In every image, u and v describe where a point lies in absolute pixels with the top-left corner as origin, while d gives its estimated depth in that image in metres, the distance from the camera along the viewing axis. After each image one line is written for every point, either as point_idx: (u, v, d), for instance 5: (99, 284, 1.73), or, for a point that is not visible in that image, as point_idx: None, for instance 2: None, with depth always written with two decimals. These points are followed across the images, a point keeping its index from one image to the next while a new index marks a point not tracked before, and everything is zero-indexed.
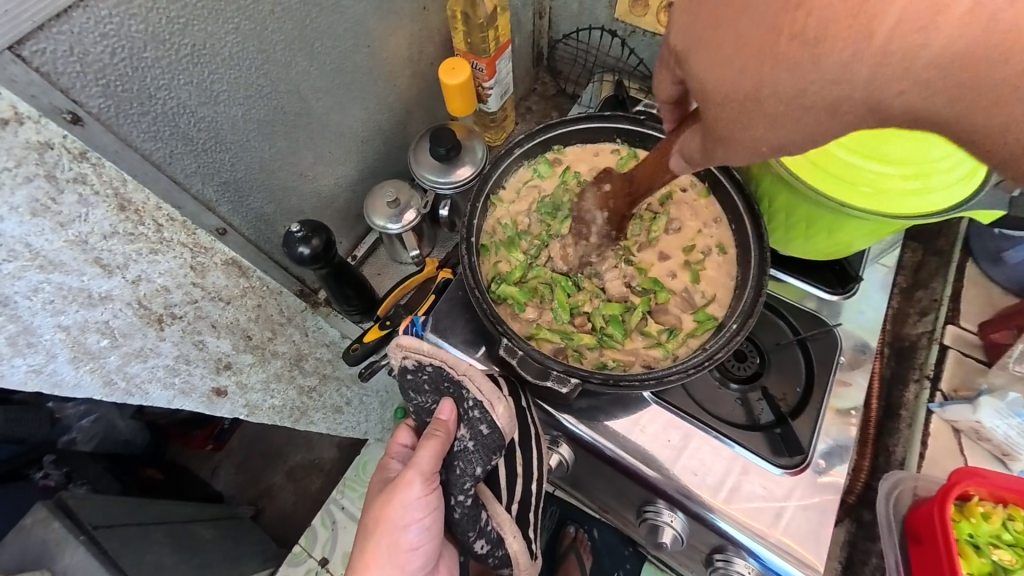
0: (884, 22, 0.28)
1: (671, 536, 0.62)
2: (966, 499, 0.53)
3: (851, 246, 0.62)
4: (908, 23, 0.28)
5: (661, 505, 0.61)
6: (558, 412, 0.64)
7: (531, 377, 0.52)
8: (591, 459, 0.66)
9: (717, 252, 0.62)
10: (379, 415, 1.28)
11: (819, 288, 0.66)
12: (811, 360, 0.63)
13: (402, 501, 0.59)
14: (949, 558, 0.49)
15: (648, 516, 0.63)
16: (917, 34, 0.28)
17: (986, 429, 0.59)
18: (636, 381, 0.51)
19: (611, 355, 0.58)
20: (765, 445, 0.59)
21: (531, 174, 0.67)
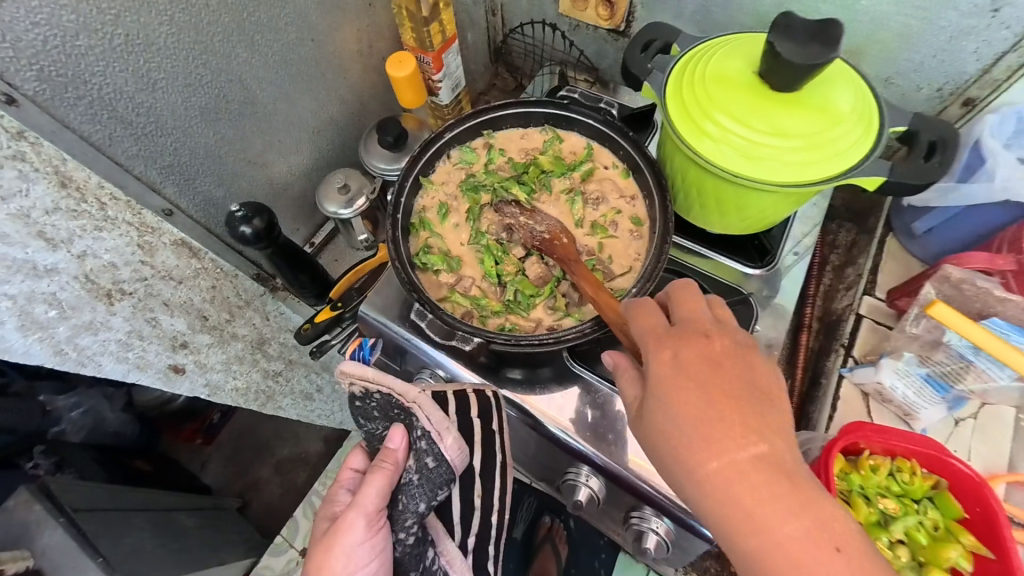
0: (777, 522, 0.37)
1: (588, 496, 0.65)
2: (858, 454, 0.51)
3: (764, 220, 0.64)
4: (772, 518, 0.38)
5: (582, 468, 0.64)
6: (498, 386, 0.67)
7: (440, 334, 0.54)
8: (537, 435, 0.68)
9: (629, 224, 0.62)
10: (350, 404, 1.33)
11: (746, 264, 0.68)
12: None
13: (345, 547, 0.57)
14: None
15: (569, 477, 0.66)
16: (787, 542, 0.37)
17: (944, 346, 0.52)
18: (537, 339, 0.53)
19: (511, 319, 0.57)
20: None
21: (459, 163, 0.68)
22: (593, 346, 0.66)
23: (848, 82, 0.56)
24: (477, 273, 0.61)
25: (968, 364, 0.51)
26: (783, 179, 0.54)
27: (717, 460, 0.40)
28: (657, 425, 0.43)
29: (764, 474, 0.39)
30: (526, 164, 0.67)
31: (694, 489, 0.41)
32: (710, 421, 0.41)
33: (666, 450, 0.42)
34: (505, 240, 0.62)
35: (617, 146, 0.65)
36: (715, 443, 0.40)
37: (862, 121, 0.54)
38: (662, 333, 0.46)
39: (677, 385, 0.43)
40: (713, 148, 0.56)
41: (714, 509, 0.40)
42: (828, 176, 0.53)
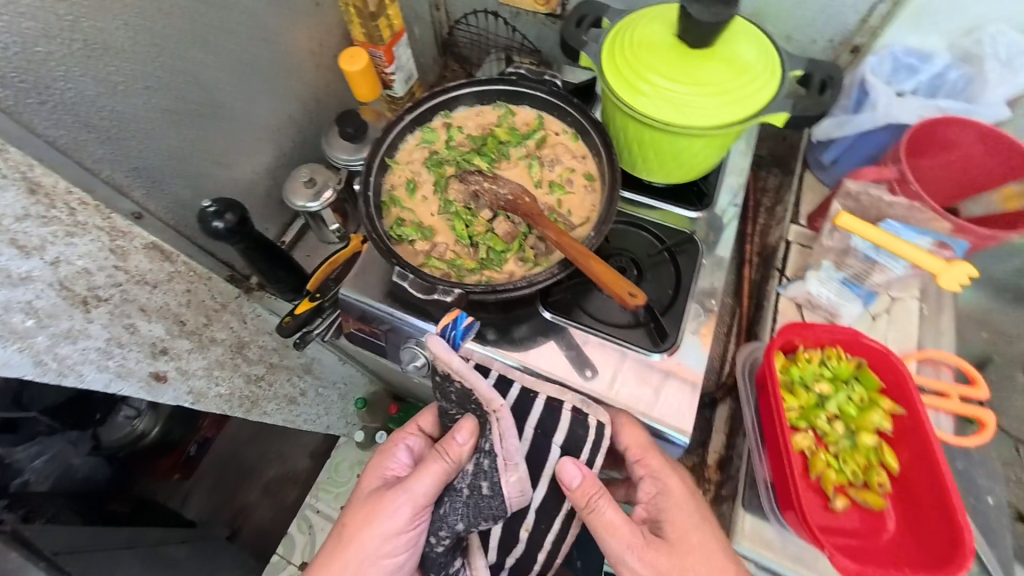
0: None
1: None
2: (795, 353, 0.59)
3: (700, 165, 0.72)
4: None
5: None
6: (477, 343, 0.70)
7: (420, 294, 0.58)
8: None
9: (582, 181, 0.69)
10: (341, 408, 1.42)
11: (688, 209, 0.76)
12: (676, 263, 0.72)
13: (385, 526, 0.63)
14: (778, 402, 0.55)
15: None
16: None
17: (852, 251, 0.61)
18: (512, 285, 0.58)
19: (487, 275, 0.62)
20: (645, 338, 0.67)
21: (421, 143, 0.73)
22: (563, 293, 0.70)
23: (749, 35, 0.65)
24: (449, 239, 0.65)
25: (872, 262, 0.60)
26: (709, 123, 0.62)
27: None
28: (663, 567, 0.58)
29: None
30: (483, 138, 0.72)
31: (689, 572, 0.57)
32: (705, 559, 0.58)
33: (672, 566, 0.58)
34: (472, 206, 0.67)
35: (564, 113, 0.72)
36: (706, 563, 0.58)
37: (766, 65, 0.63)
38: (649, 447, 0.63)
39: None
40: (646, 103, 0.63)
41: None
42: (745, 116, 0.62)
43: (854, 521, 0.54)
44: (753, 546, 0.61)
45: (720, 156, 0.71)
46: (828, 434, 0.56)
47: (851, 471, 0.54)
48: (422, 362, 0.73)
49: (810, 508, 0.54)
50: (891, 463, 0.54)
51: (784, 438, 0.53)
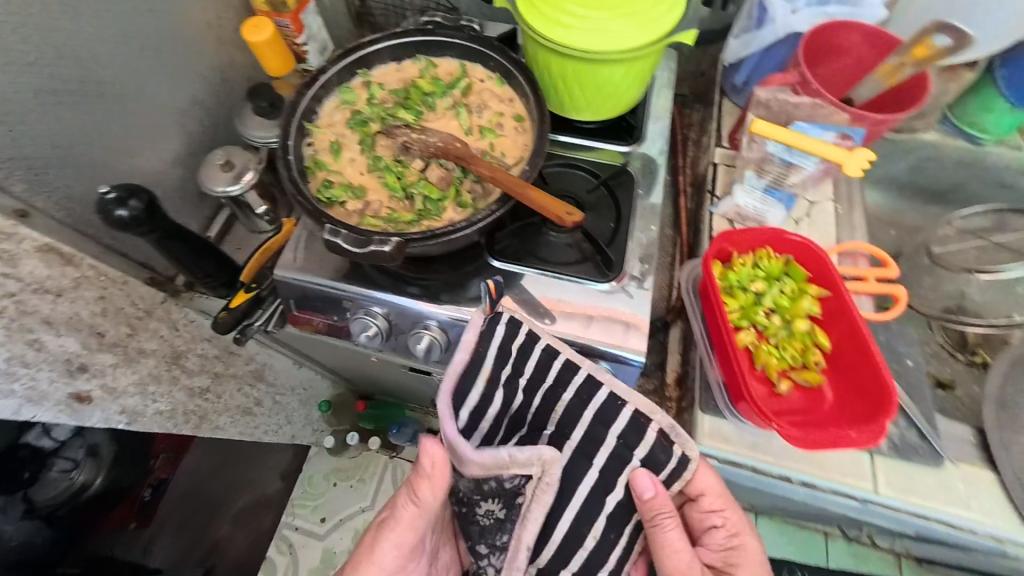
0: None
1: None
2: (730, 260, 0.63)
3: (630, 91, 0.74)
4: None
5: None
6: (421, 302, 0.68)
7: (354, 249, 0.52)
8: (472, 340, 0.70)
9: (513, 122, 0.68)
10: (305, 414, 1.36)
11: (618, 144, 0.78)
12: (615, 196, 0.73)
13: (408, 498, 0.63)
14: (716, 302, 0.58)
15: None
16: None
17: (770, 157, 0.65)
18: (453, 227, 0.56)
19: (427, 223, 0.60)
20: (593, 269, 0.68)
21: (341, 103, 0.70)
22: (509, 240, 0.70)
23: None
24: (382, 195, 0.63)
25: (788, 164, 0.64)
26: (625, 44, 0.64)
27: None
28: None
29: None
30: (406, 91, 0.70)
31: None
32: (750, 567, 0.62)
33: None
34: (403, 159, 0.65)
35: (486, 58, 0.72)
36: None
37: None
38: (727, 497, 0.62)
39: None
40: (563, 33, 0.65)
41: None
42: (658, 34, 0.64)
43: (799, 401, 0.57)
44: (713, 443, 0.60)
45: (643, 82, 0.74)
46: (767, 327, 0.59)
47: (789, 355, 0.58)
48: (375, 332, 0.70)
49: (758, 395, 0.56)
50: (823, 342, 0.58)
51: (727, 333, 0.55)
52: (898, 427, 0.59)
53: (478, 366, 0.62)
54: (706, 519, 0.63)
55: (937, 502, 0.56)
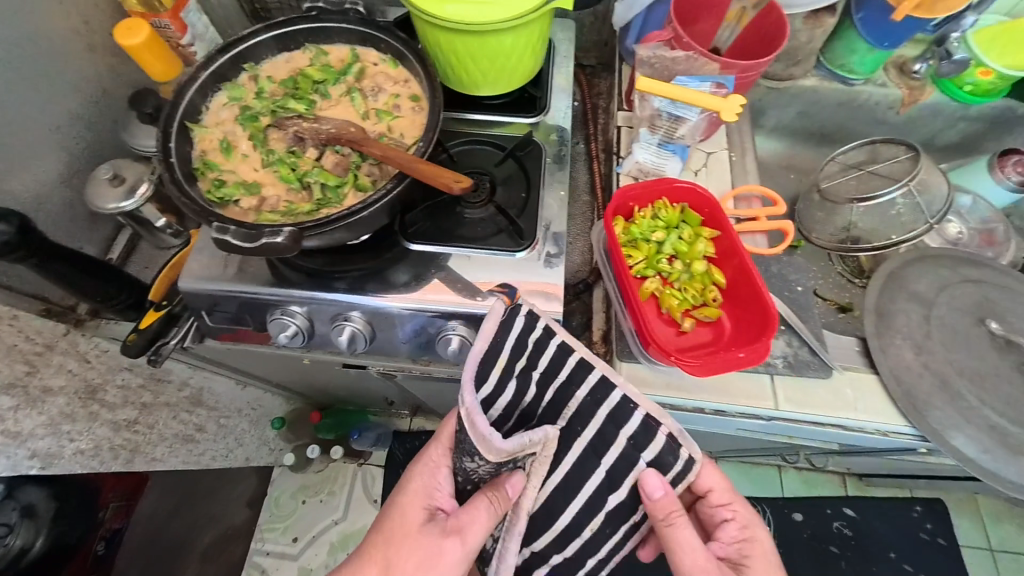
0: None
1: (459, 342, 0.67)
2: (632, 216, 0.66)
3: (527, 58, 0.76)
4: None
5: (452, 324, 0.67)
6: (336, 294, 0.66)
7: (245, 244, 0.50)
8: (395, 323, 0.69)
9: (410, 101, 0.67)
10: (257, 434, 1.31)
11: (523, 116, 0.80)
12: (524, 167, 0.75)
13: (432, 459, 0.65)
14: (616, 255, 0.61)
15: (443, 336, 0.68)
16: None
17: (658, 113, 0.68)
18: (347, 211, 0.55)
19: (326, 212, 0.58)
20: (509, 240, 0.69)
21: (228, 100, 0.66)
22: (423, 223, 0.70)
23: None
24: (280, 189, 0.61)
25: (675, 118, 0.68)
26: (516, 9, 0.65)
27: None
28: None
29: None
30: (296, 81, 0.67)
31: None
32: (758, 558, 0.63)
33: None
34: (298, 151, 0.63)
35: (377, 40, 0.70)
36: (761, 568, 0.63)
37: None
38: (734, 491, 0.66)
39: None
40: (454, 7, 0.65)
41: None
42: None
43: (704, 337, 0.61)
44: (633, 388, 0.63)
45: (543, 49, 0.76)
46: (670, 272, 0.63)
47: (690, 294, 0.62)
48: (294, 331, 0.68)
49: (664, 336, 0.60)
50: (719, 279, 0.62)
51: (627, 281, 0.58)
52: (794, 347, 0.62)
53: (494, 357, 0.54)
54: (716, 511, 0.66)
55: (831, 409, 0.60)
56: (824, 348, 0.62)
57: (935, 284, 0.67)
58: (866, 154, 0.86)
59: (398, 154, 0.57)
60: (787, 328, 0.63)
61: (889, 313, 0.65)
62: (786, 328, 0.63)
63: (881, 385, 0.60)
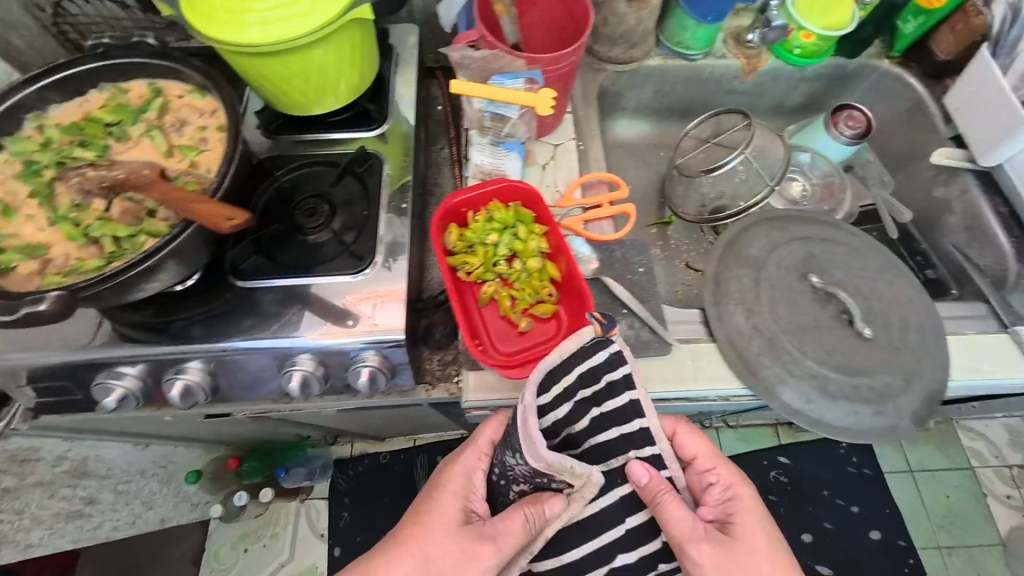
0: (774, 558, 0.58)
1: (300, 379, 0.63)
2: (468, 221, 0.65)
3: (359, 69, 0.73)
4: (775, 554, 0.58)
5: (295, 358, 0.63)
6: (168, 346, 0.62)
7: (3, 317, 0.46)
8: (234, 368, 0.64)
9: (215, 133, 0.63)
10: (172, 492, 1.23)
11: (361, 130, 0.78)
12: (364, 184, 0.72)
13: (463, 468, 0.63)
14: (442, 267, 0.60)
15: (287, 374, 0.63)
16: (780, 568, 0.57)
17: (482, 113, 0.68)
18: (126, 265, 0.52)
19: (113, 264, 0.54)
20: (349, 261, 0.67)
21: (8, 157, 0.60)
22: (257, 257, 0.66)
23: None
24: (70, 247, 0.56)
25: (499, 116, 0.68)
26: (308, 25, 0.62)
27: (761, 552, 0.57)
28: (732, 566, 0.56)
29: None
30: (84, 126, 0.62)
31: (749, 559, 0.57)
32: (754, 528, 0.59)
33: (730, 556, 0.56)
34: (85, 201, 0.58)
35: (177, 71, 0.65)
36: (760, 539, 0.58)
37: None
38: (716, 455, 0.65)
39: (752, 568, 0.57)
40: (243, 33, 0.61)
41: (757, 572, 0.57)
42: (337, 10, 0.62)
43: (544, 334, 0.62)
44: (480, 396, 0.61)
45: (363, 60, 0.73)
46: (507, 273, 0.63)
47: (526, 293, 0.62)
48: (120, 395, 0.63)
49: (504, 338, 0.61)
50: (553, 272, 0.63)
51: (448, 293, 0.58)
52: (635, 328, 0.64)
53: (562, 374, 0.53)
54: (704, 479, 0.65)
55: (673, 384, 0.62)
56: (663, 325, 0.64)
57: (766, 246, 0.70)
58: (711, 127, 0.90)
59: (183, 196, 0.52)
60: (629, 310, 0.65)
61: (723, 281, 0.68)
62: (628, 312, 0.65)
63: (719, 351, 0.63)
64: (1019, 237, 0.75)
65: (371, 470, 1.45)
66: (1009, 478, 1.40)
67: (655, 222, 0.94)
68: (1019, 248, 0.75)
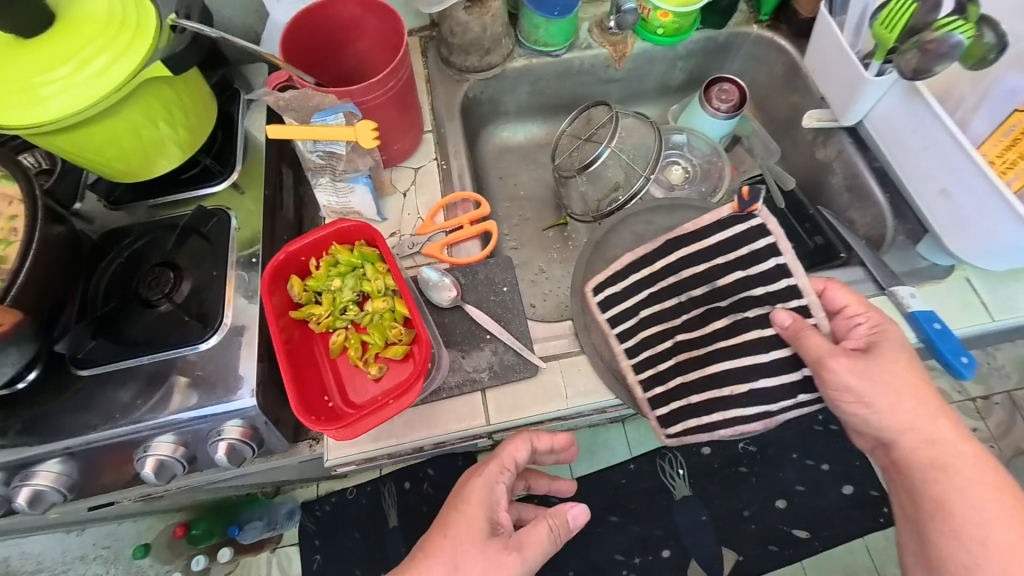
0: (919, 382, 0.55)
1: (156, 463, 0.61)
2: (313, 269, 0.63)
3: (193, 112, 0.69)
4: (915, 382, 0.55)
5: (148, 441, 0.61)
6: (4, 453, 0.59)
7: None
8: (88, 460, 0.62)
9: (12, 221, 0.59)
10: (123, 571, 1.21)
11: (208, 186, 0.75)
12: (208, 242, 0.69)
13: (490, 480, 0.56)
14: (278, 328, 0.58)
15: (142, 458, 0.61)
16: (921, 394, 0.55)
17: (307, 154, 0.64)
18: None
19: None
20: (194, 328, 0.64)
21: None
22: (97, 342, 0.63)
23: None
24: None
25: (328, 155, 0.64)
26: (99, 93, 0.56)
27: (902, 377, 0.55)
28: (875, 384, 0.54)
29: (923, 410, 0.55)
30: None
31: (893, 381, 0.55)
32: (895, 356, 0.56)
33: (874, 377, 0.55)
34: None
35: None
36: (901, 369, 0.55)
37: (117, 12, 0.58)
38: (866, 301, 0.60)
39: (896, 387, 0.55)
40: (22, 111, 0.55)
41: (902, 393, 0.55)
42: (131, 72, 0.57)
43: (399, 376, 0.59)
44: (342, 452, 0.59)
45: (187, 114, 0.69)
46: (356, 318, 0.61)
47: (376, 337, 0.60)
48: None
49: (359, 387, 0.60)
50: (402, 311, 0.60)
51: (281, 355, 0.56)
52: (499, 353, 0.63)
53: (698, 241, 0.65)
54: (851, 322, 0.59)
55: (541, 404, 0.62)
56: (529, 346, 0.64)
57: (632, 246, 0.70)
58: (583, 124, 0.88)
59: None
60: (493, 335, 0.64)
61: None
62: (492, 337, 0.64)
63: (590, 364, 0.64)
64: (893, 191, 0.74)
65: (340, 507, 1.31)
66: (974, 410, 1.32)
67: (548, 226, 0.92)
68: (893, 203, 0.74)
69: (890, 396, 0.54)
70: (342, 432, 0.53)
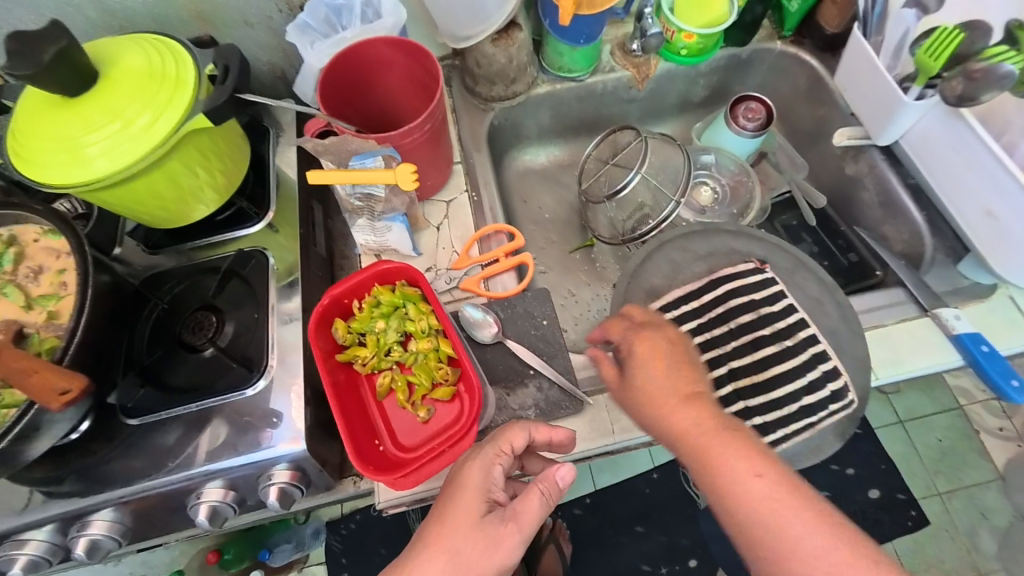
0: (727, 446, 0.48)
1: (208, 508, 0.62)
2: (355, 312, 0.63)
3: (228, 156, 0.70)
4: (714, 441, 0.49)
5: (199, 488, 0.62)
6: (62, 504, 0.60)
7: None
8: (141, 507, 0.63)
9: (64, 276, 0.61)
10: None
11: (245, 227, 0.75)
12: (248, 285, 0.69)
13: (481, 463, 0.52)
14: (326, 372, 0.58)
15: (195, 504, 0.62)
16: (732, 448, 0.48)
17: (348, 197, 0.65)
18: None
19: None
20: (240, 376, 0.64)
21: None
22: (146, 391, 0.64)
23: (129, 53, 0.60)
24: None
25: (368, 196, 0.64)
26: (143, 148, 0.57)
27: (702, 442, 0.49)
28: (680, 417, 0.51)
29: (745, 473, 0.47)
30: None
31: (703, 433, 0.49)
32: (684, 415, 0.51)
33: (672, 418, 0.52)
34: None
35: (25, 216, 0.62)
36: (698, 429, 0.50)
37: (160, 68, 0.59)
38: None
39: (690, 441, 0.50)
40: (71, 172, 0.56)
41: (701, 441, 0.49)
42: (173, 126, 0.58)
43: (447, 418, 0.59)
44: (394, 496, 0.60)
45: (222, 159, 0.69)
46: (401, 359, 0.61)
47: (422, 379, 0.60)
48: (27, 562, 0.61)
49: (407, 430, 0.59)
50: (447, 350, 0.60)
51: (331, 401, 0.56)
52: (543, 389, 0.63)
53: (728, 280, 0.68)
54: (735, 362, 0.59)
55: (588, 440, 0.62)
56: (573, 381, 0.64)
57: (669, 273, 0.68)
58: (608, 146, 0.88)
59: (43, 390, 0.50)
60: (536, 370, 0.64)
61: None
62: (536, 372, 0.64)
63: None
64: (928, 207, 0.74)
65: (366, 525, 1.33)
66: (999, 411, 1.30)
67: (573, 248, 0.93)
68: (930, 220, 0.73)
69: (693, 436, 0.50)
70: (398, 479, 0.53)
